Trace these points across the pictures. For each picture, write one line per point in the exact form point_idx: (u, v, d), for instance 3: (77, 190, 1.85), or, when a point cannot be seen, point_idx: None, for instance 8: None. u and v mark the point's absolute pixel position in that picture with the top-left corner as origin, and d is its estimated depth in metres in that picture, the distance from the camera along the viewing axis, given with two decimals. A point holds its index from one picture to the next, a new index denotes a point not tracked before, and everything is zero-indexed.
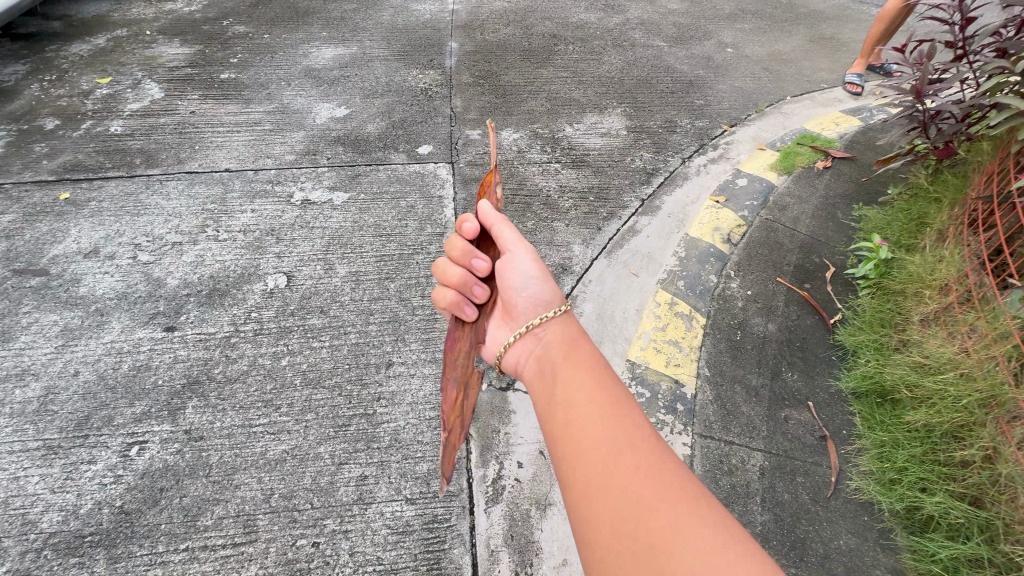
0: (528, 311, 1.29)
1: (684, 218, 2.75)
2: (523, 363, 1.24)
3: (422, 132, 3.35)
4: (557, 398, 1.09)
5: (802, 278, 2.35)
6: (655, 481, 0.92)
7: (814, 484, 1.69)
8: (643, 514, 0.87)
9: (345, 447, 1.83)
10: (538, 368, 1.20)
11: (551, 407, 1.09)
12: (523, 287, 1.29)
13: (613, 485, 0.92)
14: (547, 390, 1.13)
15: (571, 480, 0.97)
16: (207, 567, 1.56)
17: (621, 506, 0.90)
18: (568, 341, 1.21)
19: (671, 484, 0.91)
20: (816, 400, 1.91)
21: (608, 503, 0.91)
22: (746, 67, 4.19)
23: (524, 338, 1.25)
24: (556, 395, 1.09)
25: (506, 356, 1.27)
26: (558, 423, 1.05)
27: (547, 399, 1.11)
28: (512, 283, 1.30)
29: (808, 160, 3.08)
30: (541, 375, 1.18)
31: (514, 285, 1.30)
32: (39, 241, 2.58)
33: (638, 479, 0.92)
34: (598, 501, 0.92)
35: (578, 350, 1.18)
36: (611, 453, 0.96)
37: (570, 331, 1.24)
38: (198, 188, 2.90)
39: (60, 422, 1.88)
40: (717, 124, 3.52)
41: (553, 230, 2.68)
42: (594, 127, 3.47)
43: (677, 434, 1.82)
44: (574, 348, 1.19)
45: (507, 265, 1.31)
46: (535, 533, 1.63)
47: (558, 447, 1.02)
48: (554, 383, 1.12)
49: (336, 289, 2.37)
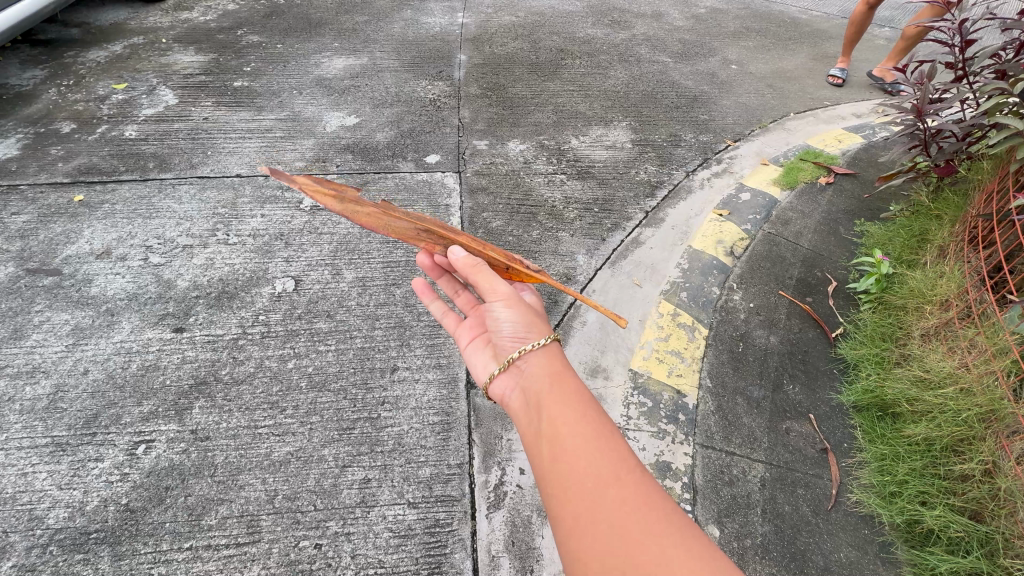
0: (508, 347, 1.31)
1: (687, 230, 2.79)
2: (506, 395, 1.28)
3: (430, 142, 3.41)
4: (543, 430, 1.09)
5: (804, 291, 2.38)
6: (643, 516, 0.93)
7: (814, 496, 1.70)
8: (631, 551, 0.89)
9: (348, 450, 1.85)
10: (523, 398, 1.21)
11: (537, 437, 1.09)
12: (501, 332, 1.33)
13: (601, 519, 0.93)
14: (533, 421, 1.13)
15: (560, 515, 0.97)
16: (210, 566, 1.57)
17: (610, 541, 0.91)
18: (551, 369, 1.21)
19: (659, 518, 0.93)
20: (817, 412, 1.92)
21: (598, 538, 0.92)
22: (750, 83, 4.26)
23: (508, 370, 1.27)
24: (541, 427, 1.09)
25: (491, 384, 1.31)
26: (544, 456, 1.05)
27: (533, 430, 1.11)
28: (492, 328, 1.35)
29: (810, 175, 3.12)
30: (527, 405, 1.18)
31: (494, 330, 1.35)
32: (53, 241, 2.63)
33: (627, 514, 0.93)
34: (588, 535, 0.93)
35: (562, 380, 1.19)
36: (599, 487, 0.97)
37: (554, 362, 1.23)
38: (209, 192, 2.96)
39: (68, 420, 1.90)
40: (721, 139, 3.57)
41: (558, 240, 2.72)
42: (600, 140, 3.52)
43: (678, 444, 1.83)
44: (559, 376, 1.20)
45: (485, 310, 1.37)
46: (536, 540, 1.64)
47: (546, 480, 1.02)
48: (540, 414, 1.12)
49: (343, 293, 2.40)
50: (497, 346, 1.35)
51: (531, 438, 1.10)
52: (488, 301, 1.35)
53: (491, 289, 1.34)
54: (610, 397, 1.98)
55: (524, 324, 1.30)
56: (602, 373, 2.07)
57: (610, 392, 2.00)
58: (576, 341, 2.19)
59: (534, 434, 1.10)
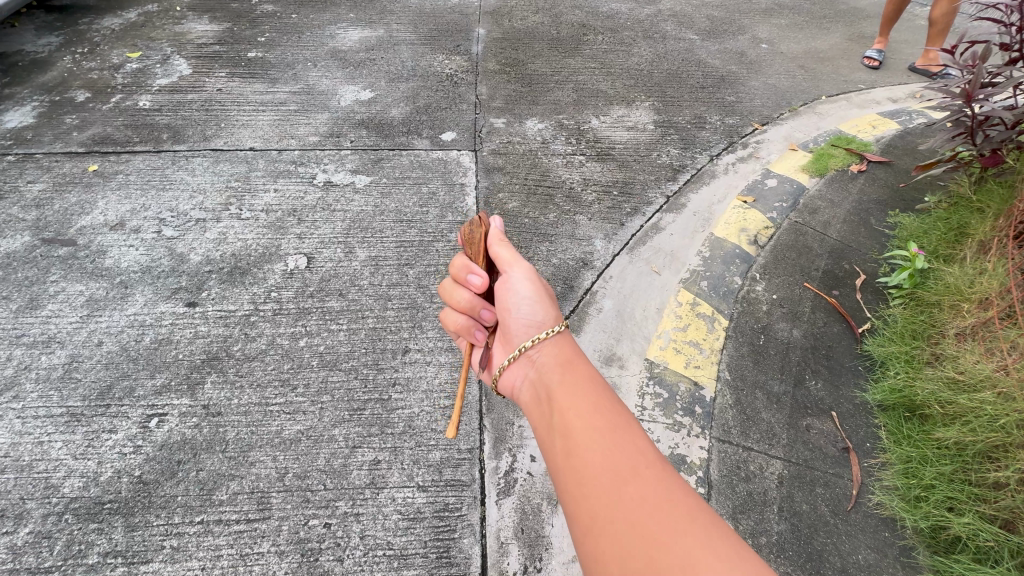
0: (523, 335, 1.26)
1: (710, 217, 2.70)
2: (517, 387, 1.22)
3: (446, 119, 3.32)
4: (555, 423, 1.05)
5: (830, 284, 2.29)
6: (661, 510, 0.88)
7: (833, 496, 1.64)
8: (647, 545, 0.84)
9: (359, 430, 1.83)
10: (533, 390, 1.17)
11: (550, 431, 1.05)
12: (517, 308, 1.29)
13: (617, 515, 0.89)
14: (545, 415, 1.09)
15: (575, 511, 0.93)
16: (221, 540, 1.58)
17: (627, 538, 0.86)
18: (562, 360, 1.17)
19: (679, 513, 0.88)
20: (840, 410, 1.85)
21: (615, 536, 0.87)
22: (780, 64, 4.08)
23: (518, 360, 1.21)
24: (554, 421, 1.05)
25: (501, 377, 1.25)
26: (557, 449, 1.01)
27: (546, 424, 1.07)
28: (509, 303, 1.30)
29: (841, 163, 2.99)
30: (537, 398, 1.14)
31: (509, 303, 1.30)
32: (68, 212, 2.63)
33: (645, 510, 0.88)
34: (604, 532, 0.88)
35: (574, 372, 1.13)
36: (615, 481, 0.92)
37: (564, 351, 1.19)
38: (223, 165, 2.93)
39: (83, 390, 1.91)
40: (747, 122, 3.44)
41: (575, 224, 2.65)
42: (621, 120, 3.40)
43: (694, 437, 1.79)
44: (569, 368, 1.15)
45: (502, 283, 1.33)
46: (546, 528, 1.62)
47: (559, 477, 0.98)
48: (551, 407, 1.08)
49: (356, 273, 2.37)
50: (510, 331, 1.29)
51: (544, 432, 1.07)
52: (509, 272, 1.32)
53: (516, 257, 1.32)
54: (625, 387, 1.95)
55: (543, 301, 1.28)
56: (618, 361, 2.03)
57: (624, 381, 1.97)
58: (591, 328, 2.15)
59: (547, 428, 1.07)
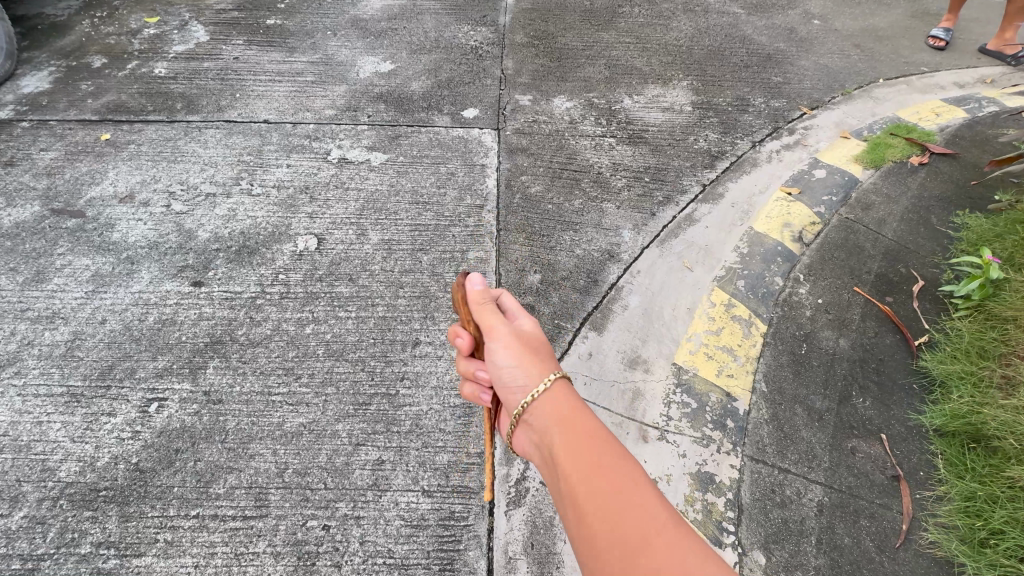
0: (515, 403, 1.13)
1: (749, 210, 2.48)
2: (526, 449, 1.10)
3: (469, 95, 3.13)
4: (560, 492, 0.92)
5: (883, 290, 2.08)
6: None
7: (879, 530, 1.48)
8: None
9: (364, 427, 1.73)
10: (538, 449, 1.04)
11: (558, 501, 0.93)
12: (502, 377, 1.15)
13: None
14: (551, 480, 0.96)
15: None
16: (215, 537, 1.50)
17: None
18: (560, 413, 1.02)
19: None
20: (890, 432, 1.67)
21: None
22: (833, 42, 3.73)
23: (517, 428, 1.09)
24: (559, 489, 0.93)
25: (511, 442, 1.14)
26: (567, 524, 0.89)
27: (553, 493, 0.95)
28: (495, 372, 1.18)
29: (900, 154, 2.72)
30: (542, 459, 1.02)
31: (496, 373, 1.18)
32: (78, 181, 2.56)
33: None
34: None
35: (575, 425, 0.99)
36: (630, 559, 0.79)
37: (561, 399, 1.05)
38: (236, 138, 2.82)
39: (84, 369, 1.86)
40: (795, 106, 3.16)
41: (602, 212, 2.47)
42: (656, 100, 3.16)
43: (724, 454, 1.63)
44: (567, 419, 1.01)
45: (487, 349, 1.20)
46: (558, 544, 1.50)
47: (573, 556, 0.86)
48: (554, 471, 0.96)
49: (368, 256, 2.25)
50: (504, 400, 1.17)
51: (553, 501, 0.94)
52: (489, 339, 1.18)
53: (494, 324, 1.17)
54: (650, 394, 1.79)
55: (524, 365, 1.12)
56: (642, 365, 1.87)
57: (649, 387, 1.81)
58: (614, 328, 1.99)
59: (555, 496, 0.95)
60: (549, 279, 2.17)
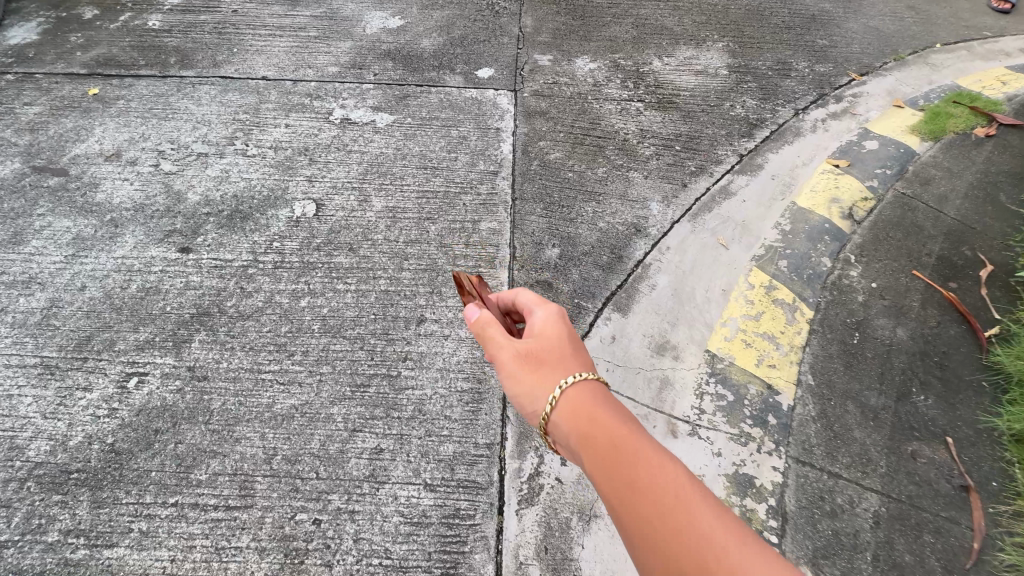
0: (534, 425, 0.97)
1: (792, 183, 2.23)
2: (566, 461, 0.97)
3: (484, 53, 2.87)
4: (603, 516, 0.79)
5: (946, 274, 1.85)
6: None
7: (946, 548, 1.29)
8: None
9: (361, 411, 1.56)
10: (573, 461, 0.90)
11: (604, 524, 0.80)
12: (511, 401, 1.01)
13: None
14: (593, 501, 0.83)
15: None
16: (194, 529, 1.36)
17: None
18: (585, 423, 0.86)
19: None
20: (957, 436, 1.47)
21: None
22: (885, 3, 3.39)
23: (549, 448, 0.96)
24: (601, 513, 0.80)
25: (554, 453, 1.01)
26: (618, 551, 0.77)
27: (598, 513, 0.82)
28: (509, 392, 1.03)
29: (963, 124, 2.44)
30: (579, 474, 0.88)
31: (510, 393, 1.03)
32: (63, 138, 2.38)
33: None
34: None
35: (604, 435, 0.83)
36: None
37: (581, 408, 0.88)
38: (231, 95, 2.60)
39: (60, 340, 1.70)
40: (842, 71, 2.86)
41: (628, 182, 2.24)
42: (688, 63, 2.88)
43: (765, 454, 1.45)
44: (590, 429, 0.85)
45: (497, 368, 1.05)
46: (575, 549, 1.34)
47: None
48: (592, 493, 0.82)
49: (370, 225, 2.05)
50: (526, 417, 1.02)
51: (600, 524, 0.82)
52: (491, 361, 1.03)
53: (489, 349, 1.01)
54: (680, 384, 1.60)
55: (523, 388, 0.94)
56: (672, 351, 1.67)
57: (679, 376, 1.62)
58: (641, 309, 1.79)
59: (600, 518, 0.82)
60: (568, 254, 1.96)
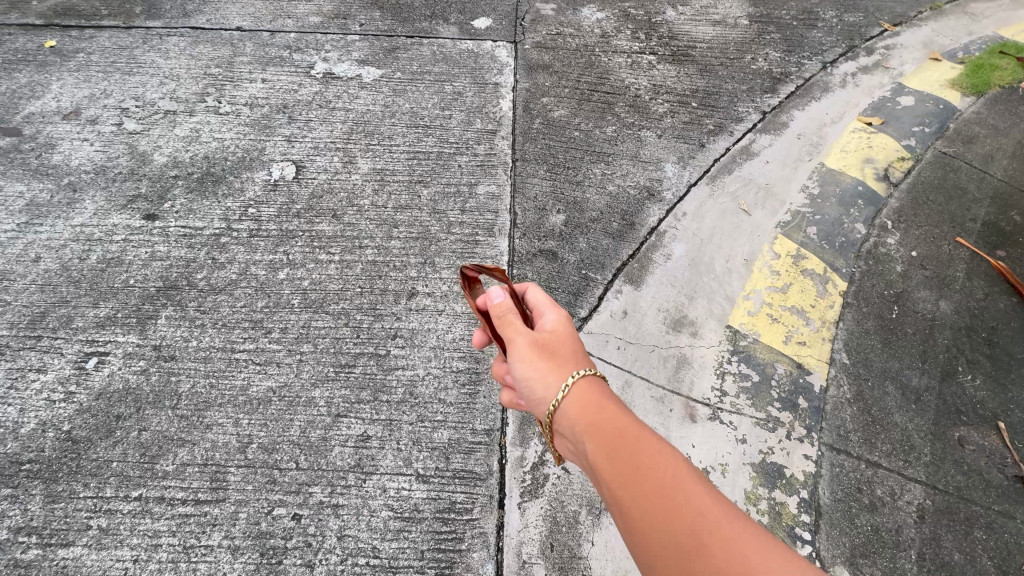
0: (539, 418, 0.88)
1: (820, 142, 2.02)
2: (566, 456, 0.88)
3: (480, 2, 2.61)
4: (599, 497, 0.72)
5: (993, 241, 1.67)
6: None
7: (999, 545, 1.16)
8: None
9: (346, 395, 1.41)
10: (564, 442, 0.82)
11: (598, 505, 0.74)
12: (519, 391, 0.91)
13: None
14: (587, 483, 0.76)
15: None
16: (160, 525, 1.22)
17: None
18: (589, 408, 0.79)
19: None
20: (1008, 420, 1.32)
21: None
22: None
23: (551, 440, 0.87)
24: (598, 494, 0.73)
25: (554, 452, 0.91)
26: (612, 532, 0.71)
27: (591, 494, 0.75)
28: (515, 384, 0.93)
29: (1006, 79, 2.22)
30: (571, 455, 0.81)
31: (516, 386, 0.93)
32: (16, 94, 2.15)
33: None
34: None
35: (612, 425, 0.76)
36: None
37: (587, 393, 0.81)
38: (202, 47, 2.36)
39: (11, 316, 1.53)
40: (874, 21, 2.61)
41: (640, 141, 2.03)
42: (705, 12, 2.62)
43: (795, 441, 1.30)
44: (591, 411, 0.78)
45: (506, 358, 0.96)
46: (584, 547, 1.20)
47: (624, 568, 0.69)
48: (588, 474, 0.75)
49: (355, 189, 1.86)
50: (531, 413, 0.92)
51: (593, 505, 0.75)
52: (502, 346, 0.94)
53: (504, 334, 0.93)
54: (700, 363, 1.44)
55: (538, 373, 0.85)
56: (690, 327, 1.51)
57: (698, 355, 1.46)
58: (655, 281, 1.61)
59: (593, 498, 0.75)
60: (575, 221, 1.77)
